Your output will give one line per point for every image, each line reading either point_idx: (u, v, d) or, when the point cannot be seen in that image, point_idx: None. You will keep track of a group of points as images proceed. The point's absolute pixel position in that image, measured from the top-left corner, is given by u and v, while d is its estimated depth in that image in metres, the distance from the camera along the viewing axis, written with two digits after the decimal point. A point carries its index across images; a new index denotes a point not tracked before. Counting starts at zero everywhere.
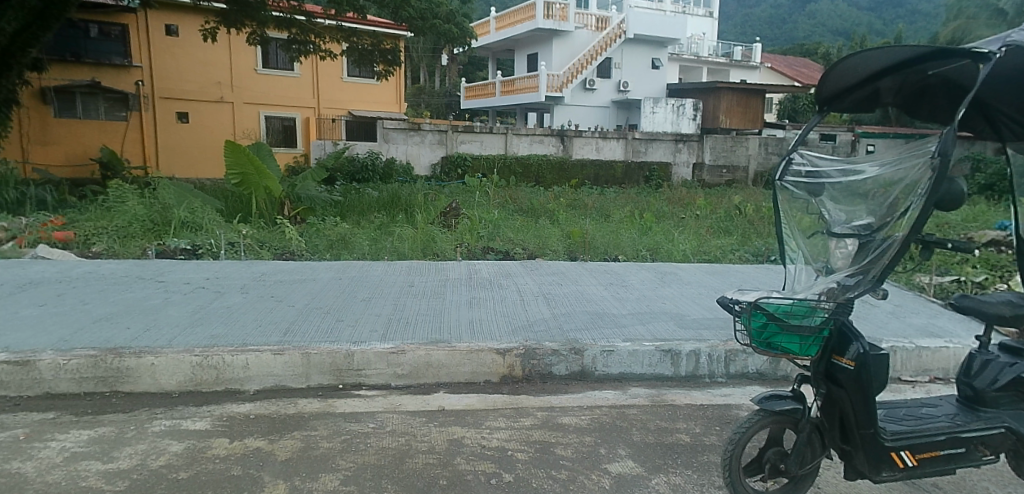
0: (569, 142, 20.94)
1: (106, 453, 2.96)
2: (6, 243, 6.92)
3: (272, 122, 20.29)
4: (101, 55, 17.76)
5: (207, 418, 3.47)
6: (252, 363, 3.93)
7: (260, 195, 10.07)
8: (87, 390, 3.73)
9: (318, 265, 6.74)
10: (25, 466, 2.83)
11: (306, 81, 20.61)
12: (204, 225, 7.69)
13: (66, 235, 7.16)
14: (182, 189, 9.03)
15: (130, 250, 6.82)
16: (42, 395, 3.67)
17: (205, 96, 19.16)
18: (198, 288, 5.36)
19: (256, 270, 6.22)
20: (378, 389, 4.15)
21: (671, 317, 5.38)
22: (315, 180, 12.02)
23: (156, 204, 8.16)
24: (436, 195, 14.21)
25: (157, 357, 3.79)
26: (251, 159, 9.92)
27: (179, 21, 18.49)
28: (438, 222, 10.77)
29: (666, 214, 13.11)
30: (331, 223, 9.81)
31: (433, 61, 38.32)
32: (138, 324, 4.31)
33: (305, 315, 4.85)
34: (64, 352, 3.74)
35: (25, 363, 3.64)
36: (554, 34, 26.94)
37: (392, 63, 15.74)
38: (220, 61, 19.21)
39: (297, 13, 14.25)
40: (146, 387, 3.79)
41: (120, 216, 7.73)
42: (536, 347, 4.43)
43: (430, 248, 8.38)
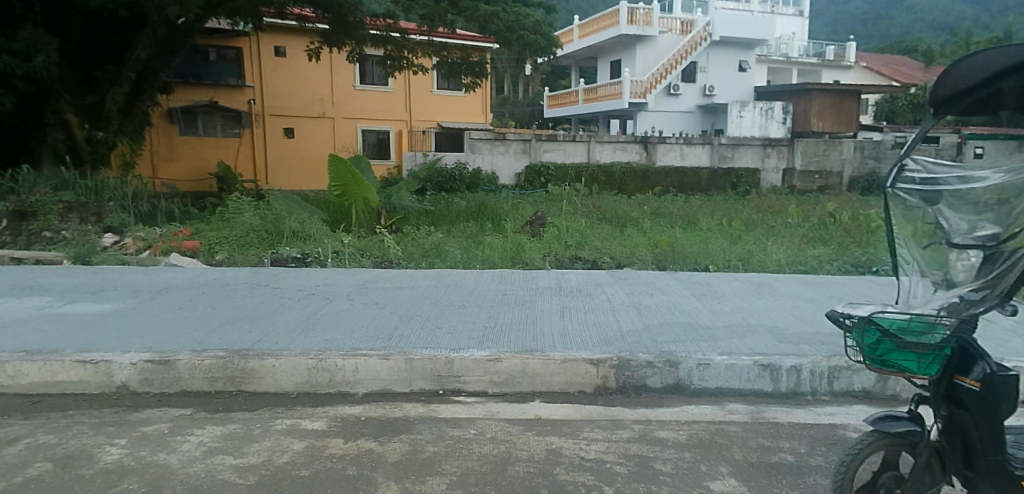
0: (652, 149, 20.64)
1: (236, 448, 3.19)
2: (143, 252, 7.56)
3: (368, 136, 21.27)
4: (218, 76, 19.20)
5: (323, 419, 3.68)
6: (361, 367, 4.14)
7: (359, 206, 10.57)
8: (217, 389, 3.99)
9: (415, 273, 6.99)
10: (170, 457, 3.05)
11: (399, 95, 21.46)
12: (312, 235, 8.13)
13: (193, 244, 7.73)
14: (291, 200, 9.58)
15: (248, 258, 7.34)
16: (179, 393, 3.93)
17: (307, 112, 20.34)
18: (309, 294, 5.70)
19: (358, 278, 6.53)
20: (477, 396, 4.24)
21: (769, 330, 5.19)
22: (407, 190, 12.48)
23: (269, 215, 8.71)
24: (522, 205, 14.37)
25: (278, 360, 4.04)
26: (352, 172, 10.46)
27: (286, 43, 19.77)
28: (525, 231, 10.93)
29: (755, 222, 12.66)
30: (425, 232, 10.19)
31: (517, 72, 38.82)
32: (259, 329, 4.61)
33: (404, 322, 5.05)
34: (198, 352, 4.03)
35: (165, 362, 3.91)
36: (638, 40, 26.64)
37: (479, 75, 16.11)
38: (323, 79, 20.36)
39: (392, 30, 14.96)
40: (267, 387, 4.04)
41: (238, 227, 8.33)
42: (630, 358, 4.40)
43: (520, 256, 8.51)
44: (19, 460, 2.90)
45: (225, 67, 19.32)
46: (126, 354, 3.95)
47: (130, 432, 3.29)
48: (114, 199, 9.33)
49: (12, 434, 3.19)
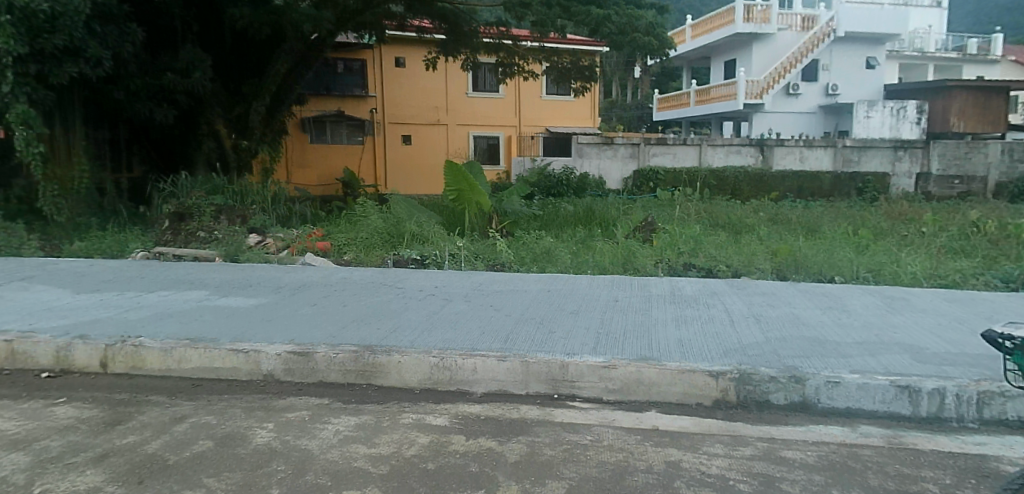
0: (769, 152, 19.69)
1: (368, 438, 3.38)
2: (282, 251, 8.18)
3: (479, 142, 22.21)
4: (345, 87, 20.49)
5: (445, 415, 3.82)
6: (479, 367, 4.25)
7: (472, 210, 10.90)
8: (348, 381, 4.23)
9: (528, 277, 7.09)
10: (311, 442, 3.28)
11: (509, 101, 22.26)
12: (431, 238, 8.46)
13: (325, 245, 8.27)
14: (410, 204, 10.01)
15: (372, 259, 7.78)
16: (316, 384, 4.20)
17: (425, 120, 21.54)
18: (430, 295, 5.95)
19: (474, 280, 6.72)
20: (592, 402, 4.22)
21: (906, 349, 4.78)
22: (518, 194, 12.70)
23: (392, 218, 9.18)
24: (630, 210, 14.16)
25: (403, 356, 4.25)
26: (466, 177, 10.78)
27: (406, 53, 20.96)
28: (635, 237, 10.78)
29: (884, 230, 11.76)
30: (535, 236, 10.30)
31: (626, 75, 38.35)
32: (385, 326, 4.87)
33: (520, 324, 5.14)
34: (333, 347, 4.31)
35: (305, 354, 4.21)
36: (754, 38, 25.47)
37: (589, 80, 16.12)
38: (439, 88, 21.48)
39: (504, 38, 15.30)
40: (394, 382, 4.24)
41: (364, 229, 8.84)
42: (751, 372, 4.22)
43: (631, 262, 8.38)
44: (187, 436, 3.23)
45: (351, 78, 20.55)
46: (271, 346, 4.28)
47: (276, 417, 3.58)
48: (256, 202, 10.18)
49: (179, 413, 3.55)
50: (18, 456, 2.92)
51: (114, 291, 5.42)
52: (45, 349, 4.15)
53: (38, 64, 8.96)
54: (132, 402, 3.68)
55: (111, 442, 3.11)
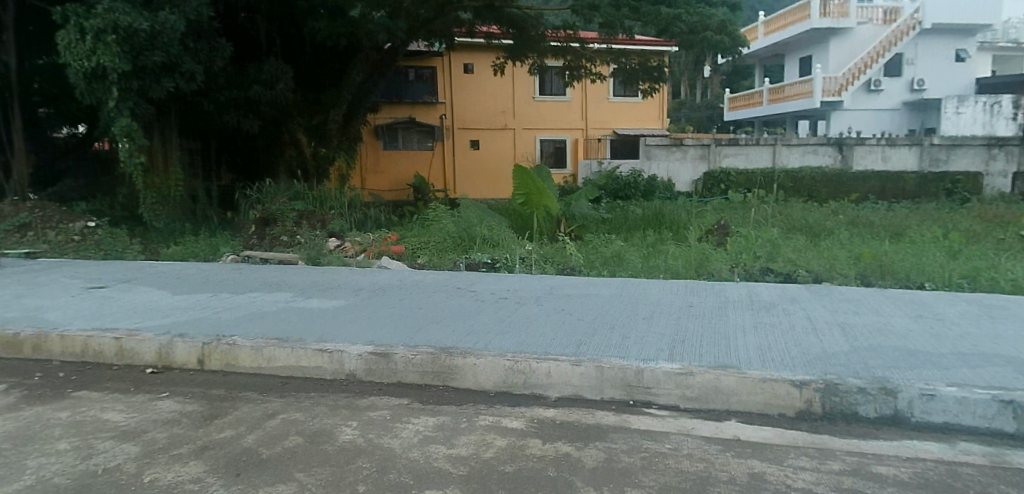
0: (848, 152, 18.85)
1: (448, 439, 3.43)
2: (359, 255, 8.42)
3: (546, 145, 22.32)
4: (416, 95, 21.02)
5: (521, 418, 3.83)
6: (553, 371, 4.25)
7: (540, 214, 10.92)
8: (426, 382, 4.31)
9: (599, 281, 7.04)
10: (394, 441, 3.37)
11: (576, 104, 22.28)
12: (501, 241, 8.53)
13: (400, 249, 8.45)
14: (480, 208, 10.13)
15: (444, 262, 7.90)
16: (395, 384, 4.30)
17: (493, 125, 21.84)
18: (502, 298, 5.99)
19: (546, 283, 6.73)
20: (669, 410, 4.13)
21: (1009, 362, 4.45)
22: (587, 198, 12.65)
23: (463, 222, 9.31)
24: (701, 212, 13.82)
25: (479, 359, 4.30)
26: (534, 181, 10.82)
27: (474, 59, 21.32)
28: (708, 240, 10.51)
29: (978, 233, 11.01)
30: (605, 240, 10.21)
31: (695, 74, 37.53)
32: (460, 328, 4.94)
33: (593, 329, 5.10)
34: (411, 348, 4.42)
35: (385, 354, 4.34)
36: (832, 33, 24.39)
37: (657, 80, 15.92)
38: (506, 92, 21.75)
39: (571, 41, 15.34)
40: (469, 384, 4.29)
41: (437, 233, 9.01)
42: (838, 382, 4.03)
43: (705, 267, 8.18)
44: (278, 432, 3.38)
45: (421, 86, 21.10)
46: (353, 346, 4.42)
47: (359, 416, 3.69)
48: (334, 207, 10.55)
49: (270, 409, 3.73)
50: (128, 445, 3.13)
51: (208, 292, 5.74)
52: (149, 346, 4.43)
53: (139, 80, 9.58)
54: (227, 398, 3.89)
55: (210, 436, 3.29)
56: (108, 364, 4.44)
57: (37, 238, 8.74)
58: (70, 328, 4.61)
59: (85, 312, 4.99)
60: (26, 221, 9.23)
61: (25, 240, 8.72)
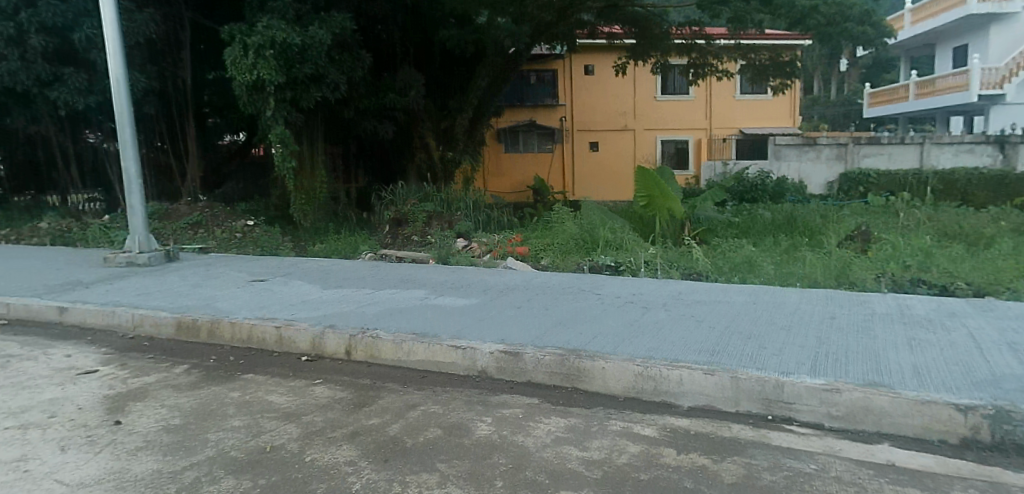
0: (1013, 150, 16.93)
1: (580, 441, 3.44)
2: (485, 255, 8.64)
3: (667, 146, 21.84)
4: (537, 97, 21.31)
5: (654, 426, 3.76)
6: (685, 379, 4.13)
7: (664, 217, 10.66)
8: (555, 383, 4.35)
9: (730, 287, 6.75)
10: (527, 440, 3.42)
11: (700, 103, 21.66)
12: (626, 245, 8.42)
13: (524, 249, 8.57)
14: (603, 211, 10.06)
15: (568, 264, 7.91)
16: (525, 383, 4.38)
17: (613, 125, 21.68)
18: (629, 302, 5.92)
19: (673, 289, 6.57)
20: (812, 428, 3.86)
21: None
22: (713, 200, 12.23)
23: (586, 224, 9.29)
24: (837, 216, 12.91)
25: (608, 363, 4.27)
26: (658, 183, 10.60)
27: (595, 61, 21.29)
28: (847, 246, 9.82)
29: None
30: (735, 245, 9.79)
31: (830, 68, 35.14)
32: (587, 331, 4.93)
33: (726, 337, 4.91)
34: (541, 348, 4.47)
35: (515, 353, 4.42)
36: (994, 19, 21.87)
37: (789, 76, 15.13)
38: (628, 93, 21.54)
39: (696, 37, 14.79)
40: (599, 387, 4.28)
41: (560, 235, 9.06)
42: (1012, 409, 3.55)
43: (846, 276, 7.61)
44: (420, 423, 3.56)
45: (542, 89, 21.32)
46: (485, 344, 4.55)
47: (494, 412, 3.79)
48: (460, 208, 10.93)
49: (411, 400, 3.93)
50: (290, 426, 3.43)
51: (352, 288, 6.14)
52: (304, 336, 4.82)
53: (292, 90, 10.45)
54: (372, 387, 4.15)
55: (360, 422, 3.54)
56: (269, 351, 4.88)
57: (205, 235, 9.79)
58: (237, 316, 5.12)
59: (250, 302, 5.51)
60: (198, 220, 10.33)
61: (197, 237, 9.78)
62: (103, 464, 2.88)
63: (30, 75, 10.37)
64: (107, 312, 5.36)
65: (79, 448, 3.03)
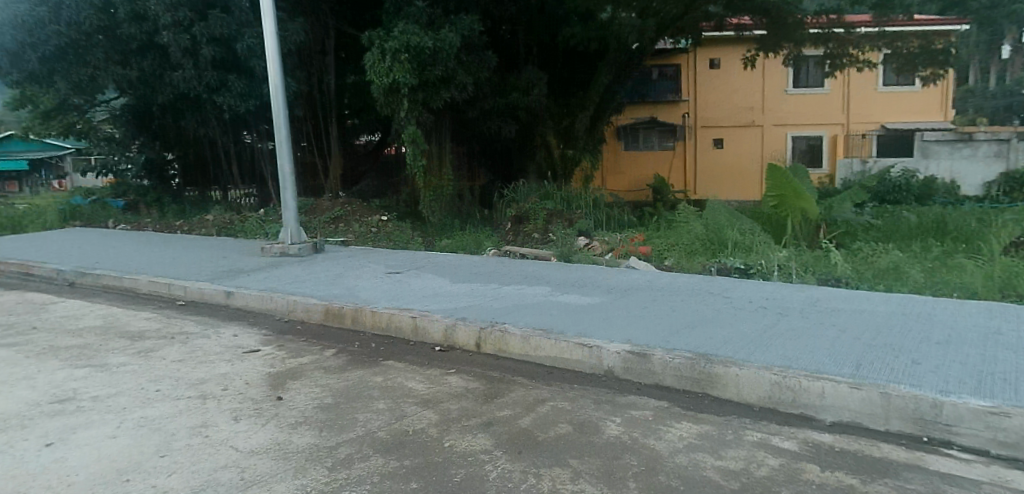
0: None
1: (714, 450, 3.31)
2: (607, 254, 8.59)
3: (798, 143, 20.67)
4: (659, 94, 20.84)
5: (793, 440, 3.53)
6: (828, 391, 3.81)
7: (796, 217, 10.09)
8: (684, 388, 4.22)
9: (874, 296, 6.26)
10: (659, 444, 3.35)
11: (836, 96, 20.27)
12: (756, 247, 8.05)
13: (647, 249, 8.45)
14: (730, 210, 9.69)
15: (694, 266, 7.68)
16: (653, 386, 4.29)
17: (739, 122, 20.78)
18: (761, 307, 5.65)
19: (810, 295, 6.19)
20: (976, 454, 3.36)
21: None
22: (852, 200, 11.41)
23: (712, 224, 8.99)
24: (998, 220, 11.62)
25: (741, 370, 4.07)
26: (790, 182, 10.01)
27: (722, 54, 20.50)
28: (1011, 253, 8.82)
29: None
30: (876, 249, 9.09)
31: (990, 56, 31.60)
32: (718, 336, 4.77)
33: (871, 350, 4.55)
34: (670, 351, 4.36)
35: (643, 355, 4.36)
36: None
37: (942, 66, 13.91)
38: (756, 87, 20.55)
39: (835, 25, 13.77)
40: (731, 395, 4.09)
41: (685, 235, 8.82)
42: None
43: (1012, 286, 6.84)
44: (550, 418, 3.62)
45: (665, 85, 20.80)
46: (612, 344, 4.53)
47: (623, 413, 3.77)
48: (581, 207, 10.95)
49: (540, 395, 4.00)
50: (429, 412, 3.61)
51: (479, 282, 6.34)
52: (437, 326, 5.05)
53: (423, 92, 10.93)
54: (503, 379, 4.27)
55: (492, 413, 3.65)
56: (406, 339, 5.16)
57: (345, 229, 10.53)
58: (377, 305, 5.45)
59: (388, 293, 5.85)
60: (338, 215, 11.11)
61: (338, 230, 10.52)
62: (270, 435, 3.18)
63: (201, 82, 11.61)
64: (265, 298, 5.90)
65: (249, 419, 3.37)
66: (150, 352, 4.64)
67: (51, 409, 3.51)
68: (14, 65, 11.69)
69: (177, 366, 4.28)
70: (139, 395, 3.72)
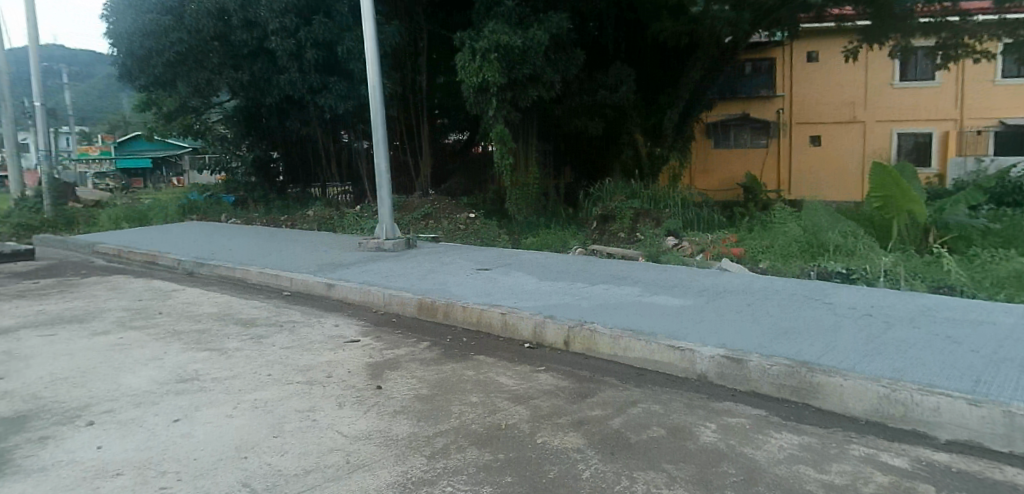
0: None
1: (817, 462, 3.14)
2: (697, 255, 8.38)
3: (904, 140, 19.51)
4: (752, 89, 20.06)
5: (905, 456, 3.24)
6: (943, 407, 3.49)
7: (902, 221, 9.46)
8: (783, 397, 4.04)
9: (994, 305, 5.79)
10: (758, 453, 3.23)
11: (948, 90, 18.98)
12: (859, 251, 7.61)
13: (740, 251, 8.19)
14: (829, 212, 9.22)
15: (791, 270, 7.34)
16: (750, 393, 4.14)
17: (839, 118, 19.75)
18: (866, 315, 5.33)
19: (921, 303, 5.78)
20: None
21: None
22: (966, 202, 10.61)
23: (809, 226, 8.60)
24: None
25: (846, 380, 3.83)
26: (896, 181, 9.37)
27: (820, 46, 19.51)
28: None
29: None
30: (994, 255, 8.42)
31: None
32: (819, 344, 4.54)
33: (994, 364, 4.16)
34: (768, 357, 4.19)
35: (739, 360, 4.22)
36: None
37: None
38: (858, 81, 19.45)
39: (949, 14, 12.83)
40: (833, 407, 3.85)
41: (780, 237, 8.48)
42: None
43: None
44: (643, 420, 3.58)
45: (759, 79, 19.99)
46: (705, 347, 4.42)
47: (718, 420, 3.68)
48: (669, 206, 10.74)
49: (631, 396, 3.96)
50: (520, 408, 3.65)
51: (567, 281, 6.34)
52: (526, 324, 5.10)
53: (511, 91, 11.01)
54: (593, 379, 4.26)
55: (584, 412, 3.66)
56: (496, 336, 5.24)
57: (435, 226, 10.81)
58: (469, 301, 5.57)
59: (479, 289, 5.96)
60: (429, 212, 11.42)
61: (428, 227, 10.81)
62: (371, 422, 3.32)
63: (305, 85, 12.27)
64: (363, 291, 6.15)
65: (351, 405, 3.53)
66: (261, 339, 4.95)
67: (177, 387, 3.82)
68: (141, 70, 12.71)
69: (285, 353, 4.54)
70: (252, 378, 3.99)
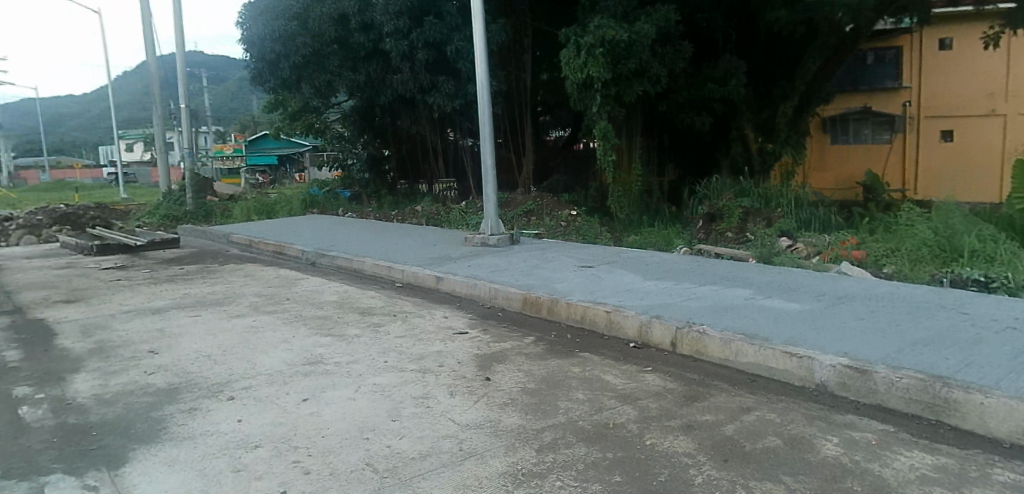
0: None
1: (956, 485, 2.88)
2: (814, 258, 8.00)
3: None
4: (875, 80, 18.71)
5: None
6: None
7: None
8: (914, 412, 3.72)
9: None
10: (886, 470, 3.03)
11: None
12: (1002, 257, 6.92)
13: (861, 254, 7.69)
14: (966, 214, 8.44)
15: (921, 275, 6.80)
16: (876, 406, 3.86)
17: (975, 110, 18.03)
18: (1010, 328, 4.81)
19: None
20: None
21: None
22: None
23: (942, 228, 7.90)
24: None
25: (989, 398, 3.44)
26: None
27: (954, 33, 17.90)
28: None
29: None
30: None
31: None
32: (956, 357, 4.15)
33: None
34: (896, 369, 3.88)
35: (863, 371, 3.94)
36: None
37: None
38: (998, 70, 17.66)
39: None
40: (974, 427, 3.48)
41: (908, 239, 7.86)
42: None
43: None
44: (757, 428, 3.46)
45: (884, 70, 18.61)
46: (825, 355, 4.18)
47: (841, 433, 3.48)
48: (782, 205, 10.25)
49: (743, 403, 3.83)
50: (628, 407, 3.63)
51: (675, 281, 6.20)
52: (632, 323, 5.05)
53: (617, 86, 10.82)
54: (702, 382, 4.16)
55: (694, 415, 3.58)
56: (601, 333, 5.23)
57: (538, 222, 10.91)
58: (574, 298, 5.60)
59: (584, 286, 5.97)
60: (532, 208, 11.54)
61: (530, 223, 10.93)
62: (480, 412, 3.41)
63: (415, 84, 12.76)
64: (470, 284, 6.32)
65: (462, 395, 3.65)
66: (378, 326, 5.22)
67: (305, 369, 4.11)
68: (270, 73, 13.66)
69: (400, 341, 4.76)
70: (372, 363, 4.21)
